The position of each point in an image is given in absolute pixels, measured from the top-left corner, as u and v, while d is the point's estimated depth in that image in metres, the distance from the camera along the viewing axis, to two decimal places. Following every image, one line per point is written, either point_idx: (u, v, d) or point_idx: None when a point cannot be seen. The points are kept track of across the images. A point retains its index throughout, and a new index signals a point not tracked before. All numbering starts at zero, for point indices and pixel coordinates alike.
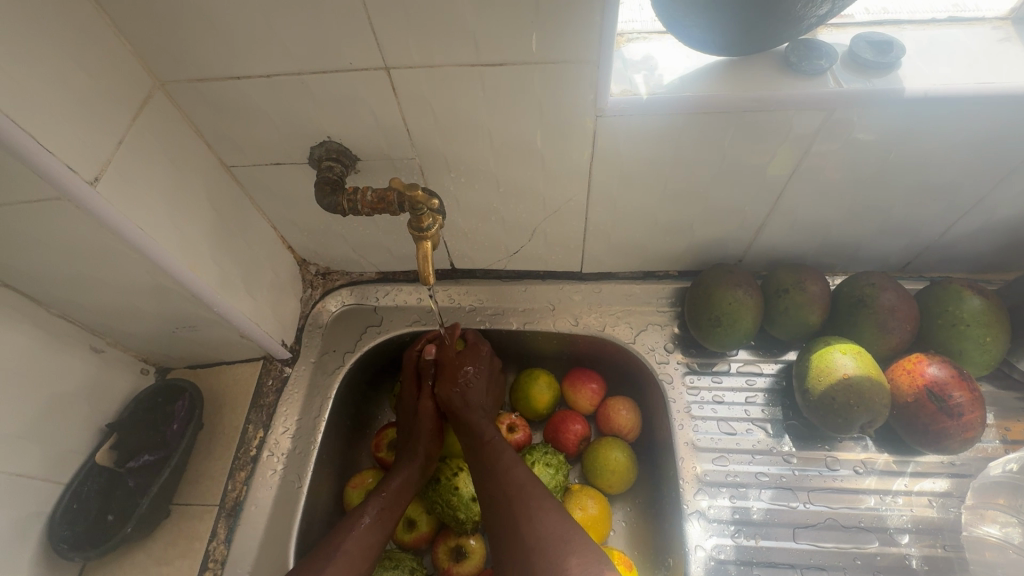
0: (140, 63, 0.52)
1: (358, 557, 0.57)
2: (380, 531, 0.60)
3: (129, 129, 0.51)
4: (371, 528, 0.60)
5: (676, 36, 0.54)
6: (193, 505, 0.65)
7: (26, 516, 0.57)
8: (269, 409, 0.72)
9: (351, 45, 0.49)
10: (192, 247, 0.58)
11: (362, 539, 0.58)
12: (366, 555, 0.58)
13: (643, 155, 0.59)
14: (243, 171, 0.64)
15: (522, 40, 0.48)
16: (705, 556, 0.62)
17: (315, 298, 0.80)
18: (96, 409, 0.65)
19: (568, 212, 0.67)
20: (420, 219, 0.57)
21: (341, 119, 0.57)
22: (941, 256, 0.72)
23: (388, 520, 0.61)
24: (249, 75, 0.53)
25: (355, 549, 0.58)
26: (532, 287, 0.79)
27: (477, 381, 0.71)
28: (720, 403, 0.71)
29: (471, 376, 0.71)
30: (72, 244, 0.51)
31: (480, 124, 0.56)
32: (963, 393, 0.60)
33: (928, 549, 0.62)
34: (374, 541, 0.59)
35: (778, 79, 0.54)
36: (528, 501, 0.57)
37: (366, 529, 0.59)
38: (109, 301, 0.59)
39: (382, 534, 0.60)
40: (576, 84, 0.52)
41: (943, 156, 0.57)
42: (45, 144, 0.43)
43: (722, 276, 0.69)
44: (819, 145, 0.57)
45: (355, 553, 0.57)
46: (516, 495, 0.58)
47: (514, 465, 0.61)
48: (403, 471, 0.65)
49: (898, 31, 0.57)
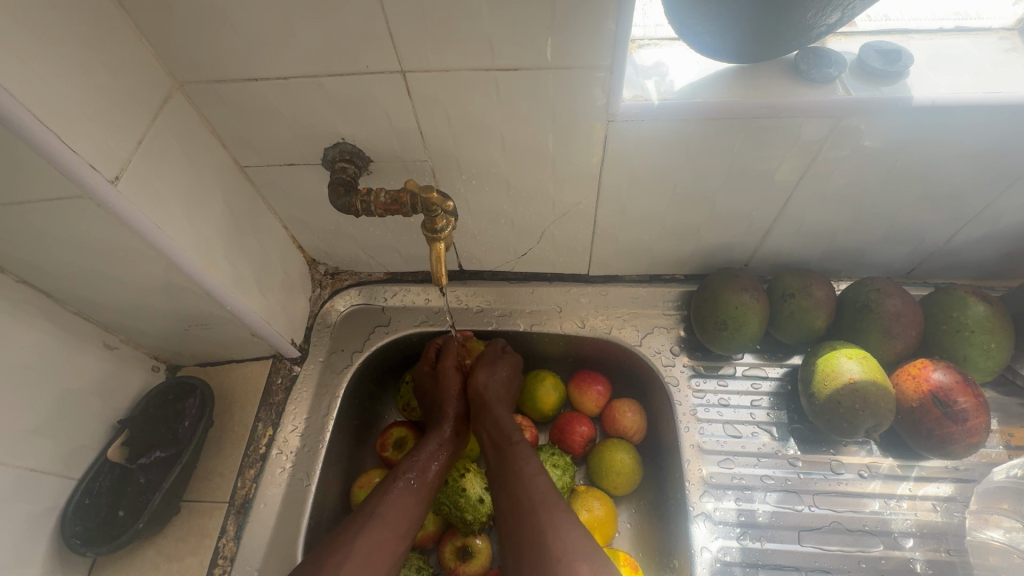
0: (159, 65, 0.53)
1: (395, 520, 0.60)
2: (417, 495, 0.62)
3: (149, 130, 0.52)
4: (409, 493, 0.62)
5: (688, 43, 0.55)
6: (202, 502, 0.66)
7: (39, 511, 0.58)
8: (278, 407, 0.72)
9: (368, 49, 0.50)
10: (207, 246, 0.59)
11: (399, 503, 0.61)
12: (405, 516, 0.61)
13: (652, 160, 0.59)
14: (256, 171, 0.65)
15: (536, 46, 0.49)
16: (711, 558, 0.63)
17: (324, 297, 0.81)
18: (108, 405, 0.65)
19: (577, 216, 0.68)
20: (434, 221, 0.58)
21: (355, 121, 0.57)
22: (945, 263, 0.73)
23: (426, 488, 0.64)
24: (266, 77, 0.53)
25: (392, 511, 0.60)
26: (539, 289, 0.80)
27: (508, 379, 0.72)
28: (726, 406, 0.71)
29: (497, 375, 0.72)
30: (90, 242, 0.51)
31: (493, 127, 0.57)
32: (967, 398, 0.61)
33: (932, 553, 0.62)
34: (413, 503, 0.62)
35: (788, 86, 0.54)
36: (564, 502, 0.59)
37: (403, 491, 0.62)
38: (124, 299, 0.60)
39: (422, 502, 0.63)
40: (589, 89, 0.52)
41: (949, 164, 0.58)
42: (69, 143, 0.44)
43: (729, 280, 0.70)
44: (827, 152, 0.58)
45: (392, 515, 0.60)
46: (530, 500, 0.59)
47: (535, 471, 0.62)
48: (435, 443, 0.67)
49: (905, 40, 0.58)
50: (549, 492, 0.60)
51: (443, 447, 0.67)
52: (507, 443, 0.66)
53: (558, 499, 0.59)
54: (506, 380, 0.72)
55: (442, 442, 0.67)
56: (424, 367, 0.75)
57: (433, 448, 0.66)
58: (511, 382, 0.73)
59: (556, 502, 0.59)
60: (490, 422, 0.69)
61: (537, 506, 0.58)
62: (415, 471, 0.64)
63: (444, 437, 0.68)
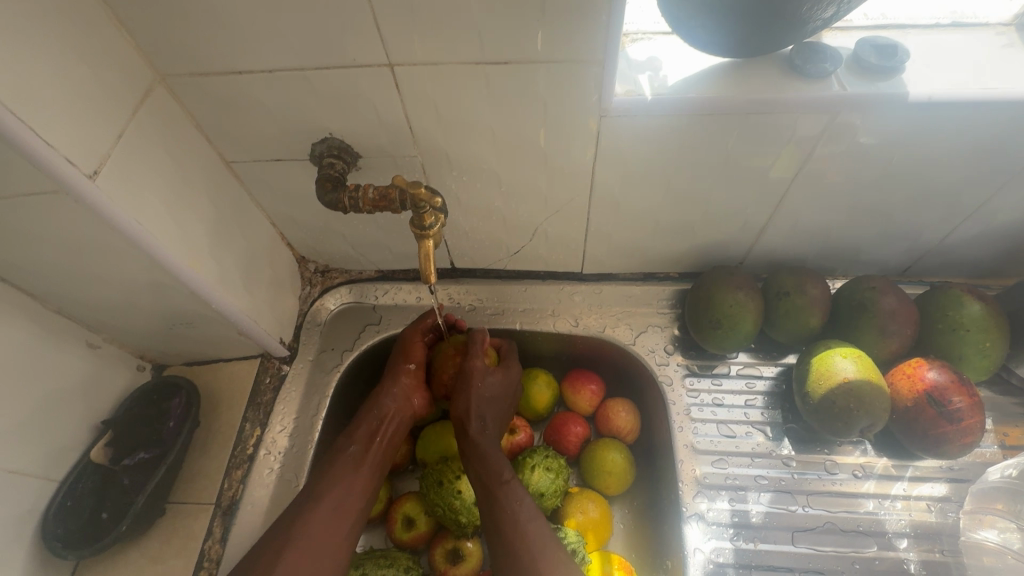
0: (141, 56, 0.51)
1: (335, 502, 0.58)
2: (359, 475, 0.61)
3: (129, 123, 0.50)
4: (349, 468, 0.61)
5: (681, 37, 0.54)
6: (189, 503, 0.65)
7: (19, 513, 0.57)
8: (266, 407, 0.71)
9: (355, 40, 0.49)
10: (191, 242, 0.58)
11: (341, 480, 0.60)
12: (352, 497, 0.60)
13: (646, 155, 0.58)
14: (242, 166, 0.63)
15: (529, 39, 0.48)
16: (704, 559, 0.62)
17: (313, 296, 0.79)
18: (92, 405, 0.64)
19: (570, 213, 0.67)
20: (423, 217, 0.57)
21: (344, 116, 0.56)
22: (941, 261, 0.72)
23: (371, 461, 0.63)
24: (250, 70, 0.52)
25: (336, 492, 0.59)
26: (532, 287, 0.78)
27: (491, 390, 0.66)
28: (720, 406, 0.71)
29: (490, 385, 0.66)
30: (71, 240, 0.50)
31: (483, 122, 0.56)
32: (962, 398, 0.60)
33: (926, 553, 0.62)
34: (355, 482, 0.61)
35: (783, 81, 0.54)
36: (541, 550, 0.54)
37: (345, 467, 0.61)
38: (106, 297, 0.58)
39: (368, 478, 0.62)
40: (581, 82, 0.51)
41: (946, 160, 0.57)
42: (46, 137, 0.43)
43: (723, 277, 0.69)
44: (822, 148, 0.57)
45: (335, 499, 0.59)
46: (529, 550, 0.54)
47: (530, 515, 0.57)
48: (365, 431, 0.64)
49: (901, 35, 0.57)
50: (553, 548, 0.55)
51: (393, 424, 0.66)
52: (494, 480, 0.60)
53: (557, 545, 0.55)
54: (500, 396, 0.67)
55: (376, 421, 0.65)
56: (393, 364, 0.70)
57: (371, 428, 0.65)
58: (502, 392, 0.67)
59: (555, 551, 0.55)
60: (479, 455, 0.62)
61: (533, 555, 0.54)
62: (356, 447, 0.63)
63: (384, 412, 0.66)
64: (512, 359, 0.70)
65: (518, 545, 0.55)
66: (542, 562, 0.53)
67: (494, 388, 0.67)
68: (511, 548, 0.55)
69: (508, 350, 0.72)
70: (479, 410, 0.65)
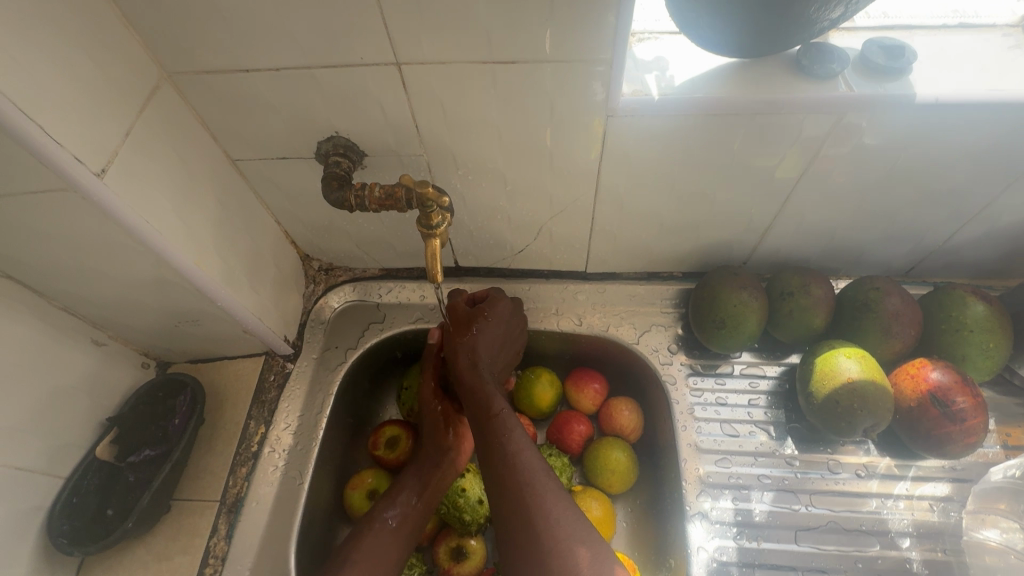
0: (148, 54, 0.51)
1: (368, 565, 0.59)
2: (397, 539, 0.62)
3: (136, 121, 0.50)
4: (387, 534, 0.61)
5: (688, 36, 0.54)
6: (194, 500, 0.65)
7: (26, 510, 0.57)
8: (270, 405, 0.71)
9: (362, 39, 0.49)
10: (198, 240, 0.58)
11: (376, 546, 0.60)
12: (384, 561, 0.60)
13: (652, 155, 0.58)
14: (248, 164, 0.63)
15: (537, 38, 0.48)
16: (707, 558, 0.62)
17: (317, 294, 0.79)
18: (97, 402, 0.64)
19: (575, 212, 0.67)
20: (430, 216, 0.57)
21: (350, 115, 0.56)
22: (945, 261, 0.72)
23: (409, 531, 0.63)
24: (257, 68, 0.52)
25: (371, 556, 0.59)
26: (536, 286, 0.79)
27: (485, 335, 0.67)
28: (723, 405, 0.71)
29: (482, 332, 0.67)
30: (77, 238, 0.50)
31: (490, 121, 0.56)
32: (966, 398, 0.60)
33: (928, 553, 0.62)
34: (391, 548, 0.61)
35: (790, 81, 0.54)
36: (535, 488, 0.55)
37: (380, 533, 0.61)
38: (112, 294, 0.58)
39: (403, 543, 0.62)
40: (589, 81, 0.51)
41: (951, 162, 0.57)
42: (54, 135, 0.43)
43: (727, 277, 0.69)
44: (828, 149, 0.57)
45: (370, 561, 0.59)
46: (525, 482, 0.56)
47: (523, 449, 0.58)
48: (408, 493, 0.64)
49: (908, 36, 0.57)
50: (548, 482, 0.56)
51: (436, 490, 0.65)
52: (488, 416, 0.61)
53: (551, 482, 0.56)
54: (495, 340, 0.68)
55: (420, 484, 0.65)
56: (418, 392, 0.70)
57: (415, 491, 0.64)
58: (493, 339, 0.68)
59: (552, 489, 0.55)
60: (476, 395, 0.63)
61: (529, 488, 0.55)
62: (396, 511, 0.63)
63: (428, 474, 0.66)
64: (499, 296, 0.71)
65: (516, 478, 0.56)
66: (535, 501, 0.54)
67: (487, 337, 0.67)
68: (509, 489, 0.56)
69: (511, 305, 0.70)
70: (475, 355, 0.66)
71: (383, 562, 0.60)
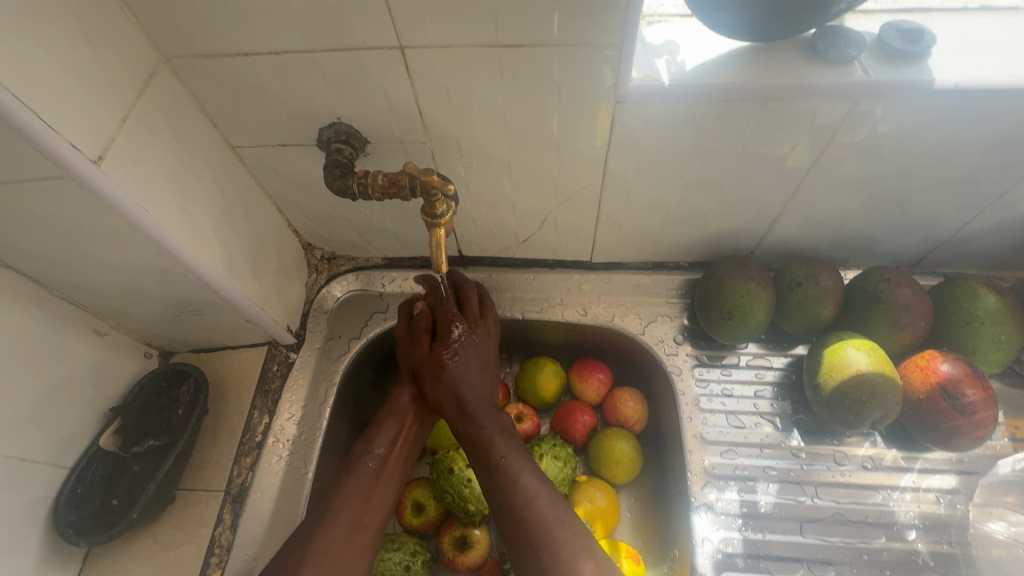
0: (145, 38, 0.50)
1: (355, 506, 0.58)
2: (381, 479, 0.61)
3: (133, 107, 0.49)
4: (371, 476, 0.60)
5: (701, 20, 0.52)
6: (199, 490, 0.65)
7: (30, 499, 0.57)
8: (274, 395, 0.71)
9: (364, 21, 0.47)
10: (198, 229, 0.57)
11: (360, 489, 0.59)
12: (369, 503, 0.59)
13: (661, 144, 0.57)
14: (248, 151, 0.62)
15: (545, 22, 0.46)
16: (712, 549, 0.62)
17: (319, 283, 0.79)
18: (100, 392, 0.64)
19: (581, 202, 0.66)
20: (434, 205, 0.56)
21: (352, 100, 0.55)
22: (956, 252, 0.71)
23: (392, 472, 0.62)
24: (257, 53, 0.51)
25: (359, 495, 0.58)
26: (541, 276, 0.78)
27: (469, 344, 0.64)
28: (729, 396, 0.70)
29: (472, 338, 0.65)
30: (75, 226, 0.50)
31: (494, 107, 0.55)
32: (976, 391, 0.60)
33: (934, 544, 0.62)
34: (375, 490, 0.60)
35: (804, 66, 0.52)
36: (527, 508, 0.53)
37: (360, 477, 0.60)
38: (113, 284, 0.58)
39: (387, 488, 0.61)
40: (599, 65, 0.50)
41: (968, 150, 0.56)
42: (48, 121, 0.41)
43: (735, 267, 0.68)
44: (842, 136, 0.55)
45: (359, 502, 0.58)
46: (513, 500, 0.54)
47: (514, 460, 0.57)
48: (386, 435, 0.64)
49: (928, 19, 0.56)
50: (536, 494, 0.54)
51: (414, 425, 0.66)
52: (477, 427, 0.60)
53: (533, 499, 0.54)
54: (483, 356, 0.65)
55: (396, 423, 0.65)
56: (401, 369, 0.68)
57: (393, 431, 0.64)
58: (489, 347, 0.66)
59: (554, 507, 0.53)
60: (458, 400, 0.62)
61: (514, 509, 0.53)
62: (375, 456, 0.62)
63: (403, 413, 0.65)
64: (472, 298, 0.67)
65: (507, 497, 0.54)
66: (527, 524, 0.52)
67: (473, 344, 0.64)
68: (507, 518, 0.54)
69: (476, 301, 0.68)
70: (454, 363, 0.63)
71: (367, 504, 0.58)
